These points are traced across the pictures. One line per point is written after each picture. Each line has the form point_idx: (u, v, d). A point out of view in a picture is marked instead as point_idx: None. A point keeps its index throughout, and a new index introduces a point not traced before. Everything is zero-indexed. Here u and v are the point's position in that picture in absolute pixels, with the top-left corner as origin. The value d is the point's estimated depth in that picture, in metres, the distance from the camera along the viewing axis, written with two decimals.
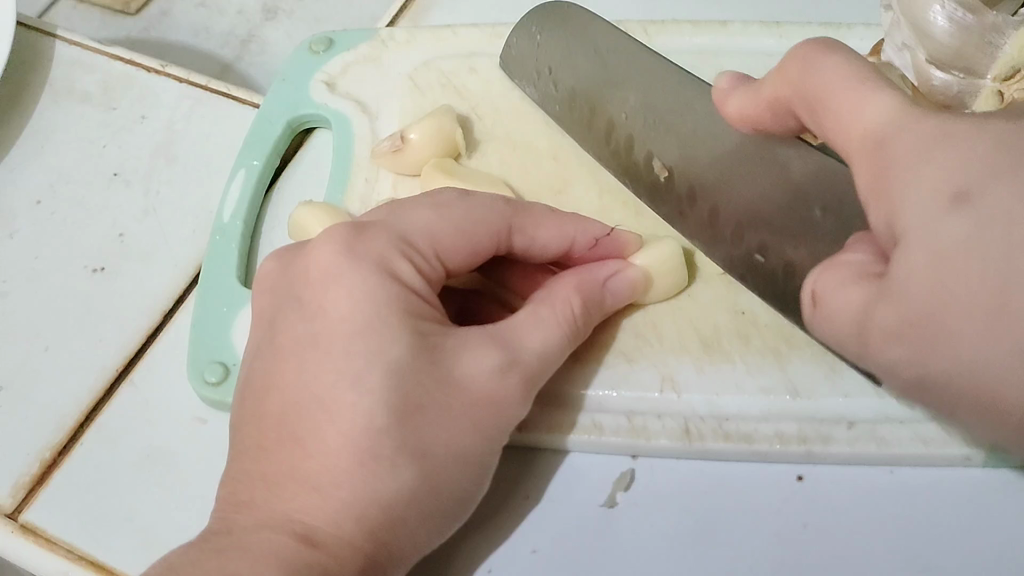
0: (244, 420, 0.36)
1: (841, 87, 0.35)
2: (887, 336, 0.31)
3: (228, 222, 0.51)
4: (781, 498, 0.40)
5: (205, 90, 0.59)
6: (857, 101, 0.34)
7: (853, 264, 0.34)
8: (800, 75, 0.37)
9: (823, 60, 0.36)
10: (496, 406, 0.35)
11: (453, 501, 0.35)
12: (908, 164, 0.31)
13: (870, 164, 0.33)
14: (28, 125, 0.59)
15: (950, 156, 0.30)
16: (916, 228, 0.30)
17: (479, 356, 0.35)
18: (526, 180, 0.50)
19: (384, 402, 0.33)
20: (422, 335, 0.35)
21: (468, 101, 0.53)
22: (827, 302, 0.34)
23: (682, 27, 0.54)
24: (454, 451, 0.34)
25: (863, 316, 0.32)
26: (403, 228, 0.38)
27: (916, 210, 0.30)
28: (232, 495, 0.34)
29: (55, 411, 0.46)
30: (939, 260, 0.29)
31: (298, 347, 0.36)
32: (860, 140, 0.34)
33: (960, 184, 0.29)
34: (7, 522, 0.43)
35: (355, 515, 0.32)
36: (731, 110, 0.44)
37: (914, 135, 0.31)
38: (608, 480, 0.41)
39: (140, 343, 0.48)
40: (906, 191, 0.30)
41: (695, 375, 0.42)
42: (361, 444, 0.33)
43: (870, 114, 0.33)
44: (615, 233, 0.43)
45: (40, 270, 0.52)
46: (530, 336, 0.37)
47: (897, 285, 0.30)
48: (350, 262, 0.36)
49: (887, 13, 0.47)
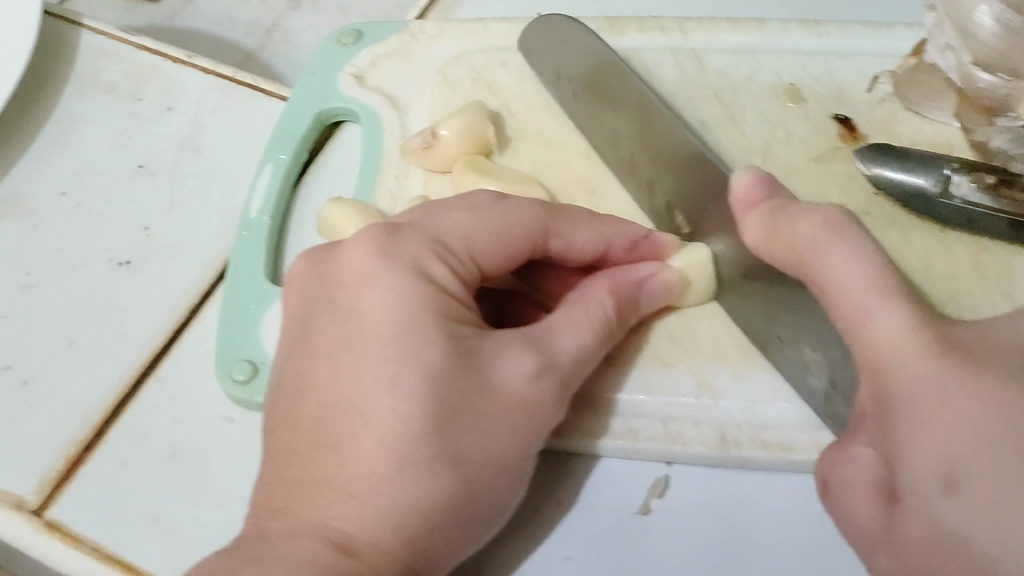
0: (277, 424, 0.35)
1: (862, 285, 0.35)
2: (891, 574, 0.33)
3: (255, 217, 0.50)
4: (820, 509, 0.39)
5: (233, 82, 0.59)
6: (869, 312, 0.34)
7: (858, 462, 0.34)
8: (809, 252, 0.37)
9: (830, 247, 0.36)
10: (532, 411, 0.35)
11: (488, 508, 0.34)
12: (913, 419, 0.31)
13: (876, 388, 0.33)
14: (53, 114, 0.58)
15: (956, 423, 0.30)
16: (917, 497, 0.31)
17: (514, 361, 0.35)
18: (558, 179, 0.49)
19: (420, 407, 0.33)
20: (459, 338, 0.34)
21: (500, 97, 0.53)
22: (839, 493, 0.35)
23: (718, 24, 0.53)
24: (490, 458, 0.34)
25: (878, 543, 0.33)
26: (435, 230, 0.37)
27: (918, 477, 0.31)
28: (267, 501, 0.34)
29: (80, 406, 0.45)
30: (945, 541, 0.30)
31: (332, 348, 0.35)
32: (875, 352, 0.34)
33: (948, 466, 0.30)
34: (31, 519, 0.42)
35: (392, 522, 0.32)
36: (750, 232, 0.40)
37: (919, 374, 0.32)
38: (642, 487, 0.41)
39: (167, 339, 0.48)
40: (913, 441, 0.31)
41: (732, 381, 0.42)
42: (398, 451, 0.32)
43: (885, 327, 0.34)
44: (652, 235, 0.43)
45: (65, 263, 0.51)
46: (566, 340, 0.36)
47: (904, 528, 0.32)
48: (385, 262, 0.36)
49: (931, 13, 0.46)
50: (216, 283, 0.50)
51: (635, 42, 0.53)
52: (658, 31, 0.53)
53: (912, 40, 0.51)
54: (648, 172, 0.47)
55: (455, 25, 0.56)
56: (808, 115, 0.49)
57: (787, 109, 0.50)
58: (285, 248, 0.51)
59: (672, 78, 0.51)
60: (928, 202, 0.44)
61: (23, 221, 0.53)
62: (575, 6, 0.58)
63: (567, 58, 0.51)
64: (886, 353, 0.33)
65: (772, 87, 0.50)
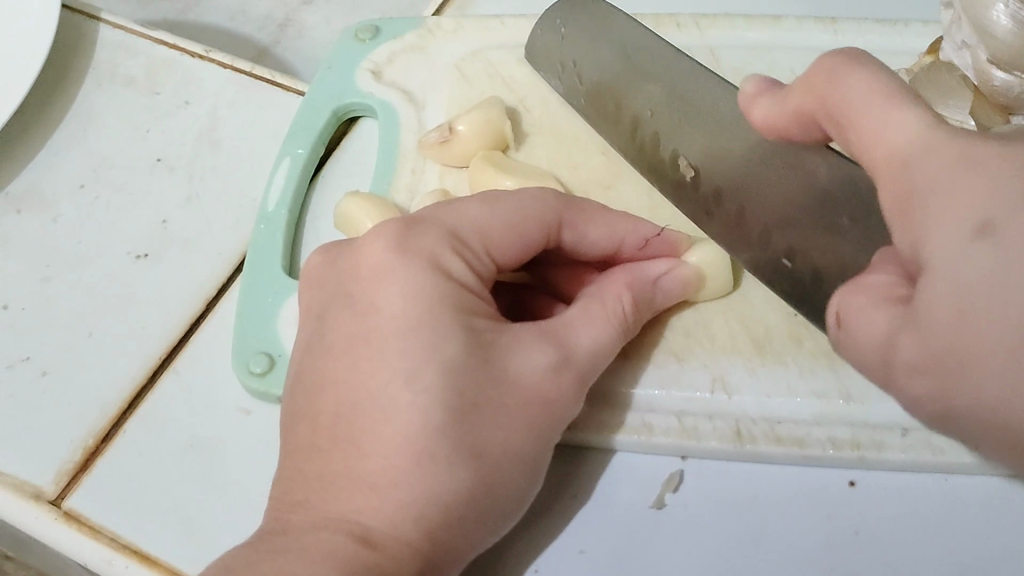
0: (296, 418, 0.36)
1: (869, 104, 0.33)
2: (913, 369, 0.30)
3: (272, 211, 0.50)
4: (834, 504, 0.40)
5: (249, 76, 0.59)
6: (876, 118, 0.32)
7: (876, 285, 0.33)
8: (823, 86, 0.35)
9: (847, 76, 0.34)
10: (549, 405, 0.35)
11: (506, 502, 0.35)
12: (930, 191, 0.30)
13: (893, 188, 0.32)
14: (71, 107, 0.58)
15: (977, 181, 0.29)
16: (940, 258, 0.29)
17: (531, 354, 0.35)
18: (574, 174, 0.49)
19: (439, 402, 0.33)
20: (477, 334, 0.35)
21: (516, 93, 0.53)
22: (850, 323, 0.33)
23: (735, 21, 0.53)
24: (509, 453, 0.34)
25: (888, 348, 0.31)
26: (453, 223, 0.38)
27: (942, 240, 0.29)
28: (287, 495, 0.34)
29: (98, 398, 0.46)
30: (968, 293, 0.28)
31: (350, 343, 0.35)
32: (881, 162, 0.32)
33: (982, 211, 0.28)
34: (50, 508, 0.42)
35: (413, 516, 0.32)
36: (757, 116, 0.41)
37: (940, 157, 0.30)
38: (657, 480, 0.41)
39: (184, 332, 0.48)
40: (932, 212, 0.30)
41: (746, 376, 0.42)
42: (417, 445, 0.33)
43: (896, 132, 0.32)
44: (664, 232, 0.43)
45: (84, 255, 0.51)
46: (582, 334, 0.37)
47: (920, 305, 0.30)
48: (403, 257, 0.36)
49: (948, 11, 0.46)
50: (233, 277, 0.50)
51: None
52: (674, 26, 0.53)
53: (927, 38, 0.51)
54: (658, 125, 0.49)
55: (472, 23, 0.56)
56: None
57: None
58: (302, 242, 0.51)
59: None
60: None
61: (42, 213, 0.53)
62: None
63: (579, 35, 0.53)
64: (901, 148, 0.32)
65: (787, 83, 0.51)
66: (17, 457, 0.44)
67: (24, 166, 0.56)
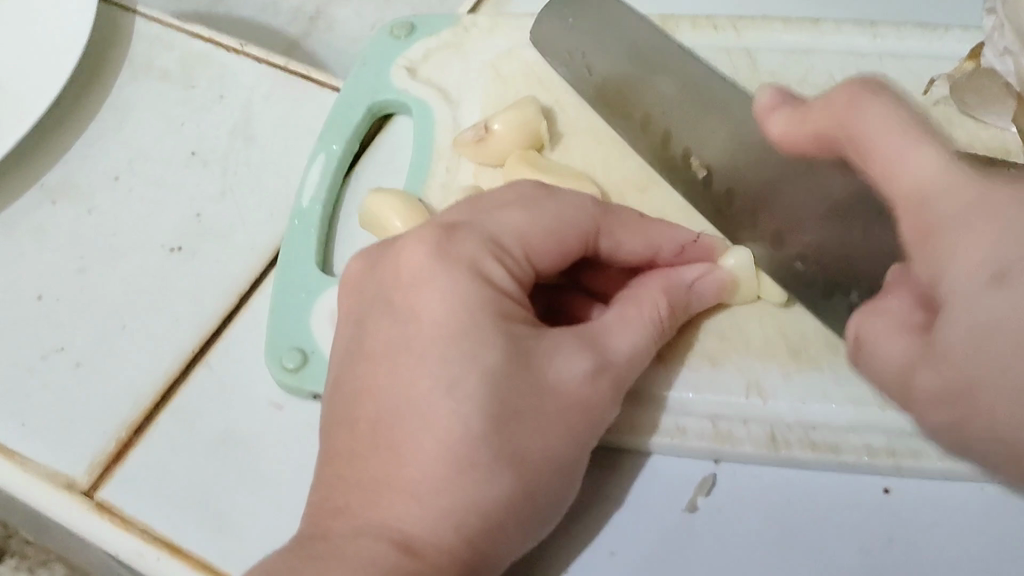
0: (336, 421, 0.36)
1: (889, 134, 0.34)
2: (931, 401, 0.31)
3: (306, 207, 0.50)
4: (868, 512, 0.39)
5: (284, 71, 0.59)
6: (899, 154, 0.33)
7: (892, 311, 0.34)
8: (844, 113, 0.36)
9: (866, 104, 0.35)
10: (589, 411, 0.35)
11: (544, 506, 0.35)
12: (951, 230, 0.30)
13: (915, 218, 0.32)
14: (106, 100, 0.59)
15: (988, 227, 0.30)
16: (960, 298, 0.29)
17: (572, 359, 0.35)
18: (608, 176, 0.49)
19: (481, 409, 0.33)
20: (517, 339, 0.35)
21: (551, 93, 0.53)
22: (867, 347, 0.34)
23: (773, 23, 0.53)
24: (549, 458, 0.34)
25: (904, 379, 0.32)
26: (491, 228, 0.38)
27: (957, 280, 0.30)
28: (327, 501, 0.34)
29: (132, 389, 0.46)
30: (983, 337, 0.28)
31: (389, 347, 0.35)
32: (908, 194, 0.33)
33: (1004, 257, 0.29)
34: (83, 499, 0.43)
35: (453, 523, 0.32)
36: (772, 130, 0.42)
37: (951, 200, 0.31)
38: (689, 484, 0.41)
39: (218, 325, 0.48)
40: (951, 254, 0.30)
41: (781, 382, 0.42)
42: (458, 452, 0.33)
43: (917, 166, 0.33)
44: (701, 238, 0.43)
45: (118, 247, 0.52)
46: (621, 340, 0.37)
47: (942, 344, 0.30)
48: (442, 263, 0.36)
49: (991, 17, 0.46)
50: (266, 272, 0.51)
51: (689, 40, 0.53)
52: (711, 27, 0.53)
53: (968, 43, 0.51)
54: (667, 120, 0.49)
55: (508, 21, 0.56)
56: None
57: None
58: (335, 238, 0.51)
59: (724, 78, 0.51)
60: None
61: (76, 205, 0.54)
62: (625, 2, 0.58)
63: (586, 27, 0.53)
64: (917, 183, 0.33)
65: (824, 88, 0.50)
66: (51, 447, 0.44)
67: (59, 158, 0.56)
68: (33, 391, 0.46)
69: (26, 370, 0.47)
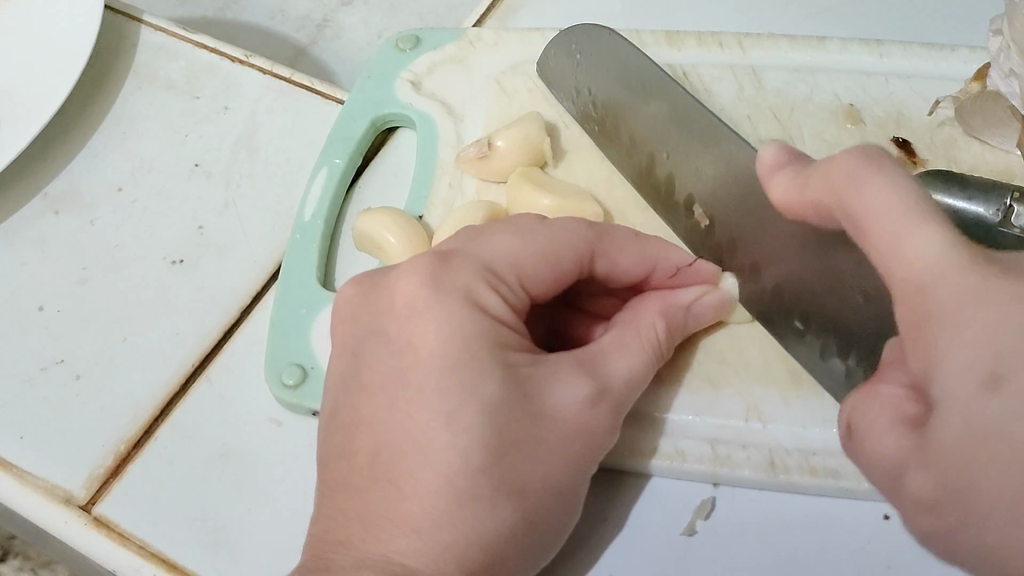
0: (337, 451, 0.36)
1: (892, 217, 0.30)
2: (923, 501, 0.29)
3: (308, 220, 0.50)
4: (867, 538, 0.39)
5: (289, 82, 0.59)
6: (897, 236, 0.30)
7: (882, 397, 0.32)
8: (844, 188, 0.32)
9: (870, 178, 0.31)
10: (588, 436, 0.35)
11: (543, 531, 0.35)
12: (947, 321, 0.28)
13: (911, 311, 0.29)
14: (110, 109, 0.59)
15: (979, 325, 0.27)
16: (949, 400, 0.28)
17: (570, 386, 0.35)
18: (611, 194, 0.49)
19: (480, 441, 0.33)
20: (513, 367, 0.35)
21: (556, 108, 0.53)
22: (860, 434, 0.32)
23: (778, 42, 0.52)
24: (549, 484, 0.34)
25: (895, 475, 0.30)
26: (487, 257, 0.37)
27: (950, 383, 0.28)
28: (327, 533, 0.34)
29: (130, 404, 0.46)
30: (977, 444, 0.27)
31: (386, 379, 0.35)
32: (911, 287, 0.29)
33: (990, 363, 0.27)
34: (80, 513, 0.42)
35: (456, 556, 0.32)
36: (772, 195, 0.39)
37: (959, 284, 0.28)
38: (687, 507, 0.41)
39: (218, 339, 0.48)
40: (944, 352, 0.28)
41: (781, 406, 0.42)
42: (458, 485, 0.33)
43: (919, 255, 0.29)
44: (696, 263, 0.43)
45: (120, 259, 0.52)
46: (618, 362, 0.36)
47: (942, 445, 0.28)
48: (436, 293, 0.36)
49: (996, 39, 0.46)
50: (268, 286, 0.50)
51: (693, 57, 0.53)
52: (718, 44, 0.53)
53: (974, 63, 0.51)
54: (688, 185, 0.47)
55: (513, 33, 0.56)
56: (866, 138, 0.49)
57: (846, 130, 0.49)
58: (336, 252, 0.51)
59: (730, 96, 0.51)
60: (988, 232, 0.43)
61: (79, 215, 0.54)
62: (631, 16, 0.58)
63: (595, 64, 0.51)
64: (915, 273, 0.29)
65: (831, 107, 0.50)
66: (50, 460, 0.44)
67: (63, 167, 0.56)
68: (31, 404, 0.46)
69: (26, 381, 0.47)
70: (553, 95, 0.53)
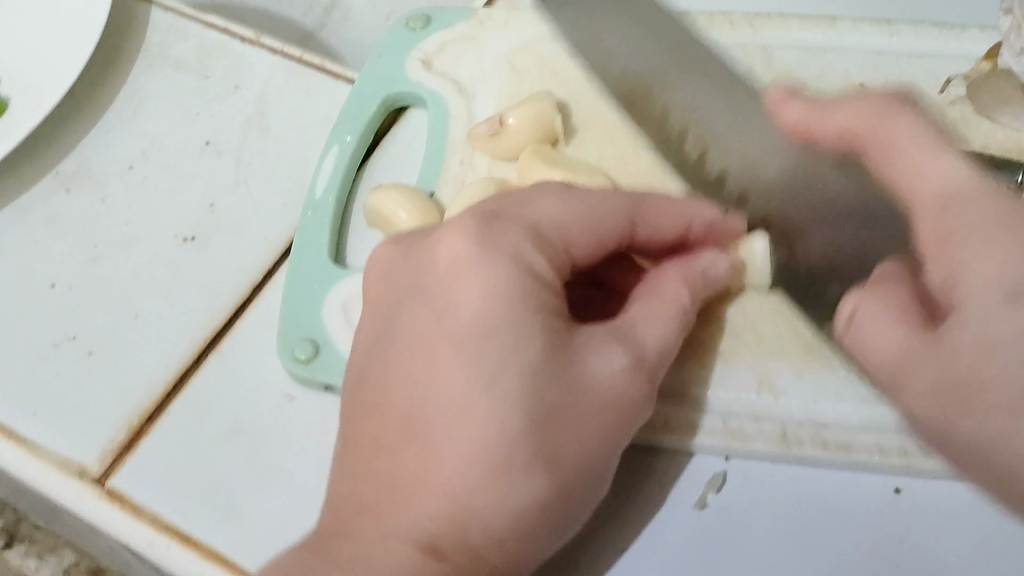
0: (365, 412, 0.36)
1: (915, 148, 0.36)
2: (923, 395, 0.35)
3: (320, 198, 0.50)
4: (878, 512, 0.39)
5: (300, 62, 0.59)
6: (925, 161, 0.36)
7: (886, 297, 0.37)
8: (865, 128, 0.38)
9: (895, 119, 0.37)
10: (622, 407, 0.35)
11: (572, 507, 0.35)
12: (967, 237, 0.34)
13: (936, 222, 0.35)
14: (121, 88, 0.59)
15: (1004, 251, 0.33)
16: (971, 305, 0.33)
17: (605, 357, 0.35)
18: (623, 171, 0.49)
19: (519, 408, 0.33)
20: (554, 332, 0.35)
21: (567, 86, 0.53)
22: (859, 331, 0.37)
23: (789, 21, 0.53)
24: (582, 458, 0.34)
25: (896, 370, 0.36)
26: (531, 218, 0.38)
27: (971, 287, 0.33)
28: (351, 495, 0.35)
29: (143, 378, 0.46)
30: (990, 347, 0.33)
31: (425, 341, 0.36)
32: (935, 199, 0.35)
33: (1012, 280, 0.33)
34: (93, 486, 0.43)
35: (484, 526, 0.33)
36: (786, 118, 0.42)
37: (983, 209, 0.34)
38: (700, 479, 0.41)
39: (230, 315, 0.48)
40: (965, 258, 0.34)
41: (793, 378, 0.42)
42: (495, 453, 0.33)
43: (939, 175, 0.35)
44: (725, 224, 0.44)
45: (133, 235, 0.52)
46: (650, 332, 0.37)
47: (954, 344, 0.34)
48: (483, 255, 0.36)
49: (1007, 18, 0.46)
50: (278, 264, 0.50)
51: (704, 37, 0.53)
52: (728, 23, 0.53)
53: (984, 43, 0.51)
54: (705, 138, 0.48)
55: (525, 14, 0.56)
56: None
57: None
58: (348, 229, 0.51)
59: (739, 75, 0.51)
60: None
61: (90, 192, 0.54)
62: None
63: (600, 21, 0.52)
64: (938, 187, 0.35)
65: (841, 85, 0.50)
66: (64, 434, 0.44)
67: (74, 145, 0.56)
68: (45, 378, 0.46)
69: (39, 356, 0.47)
70: (563, 74, 0.53)
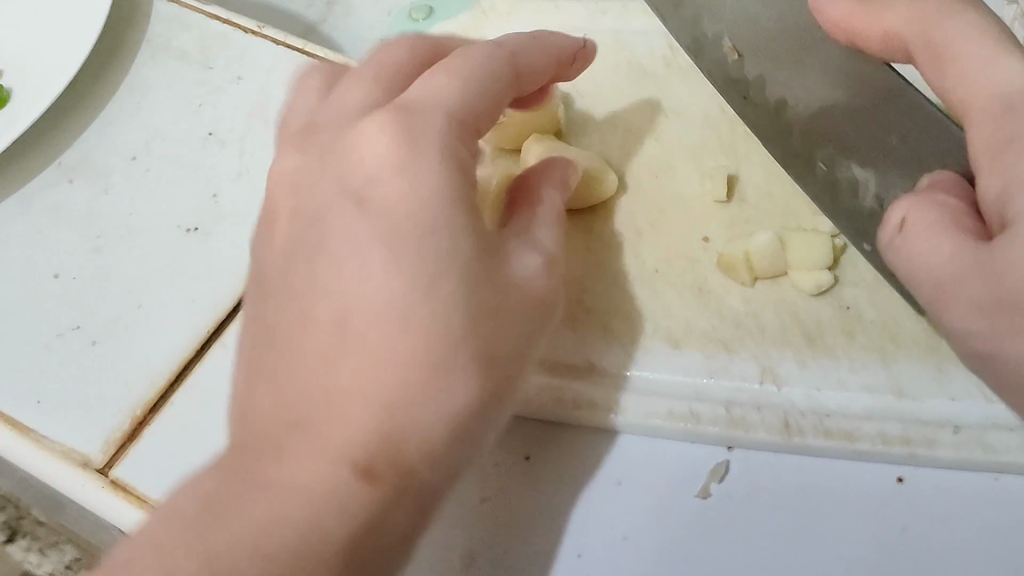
0: (284, 327, 0.34)
1: (970, 42, 0.35)
2: (970, 304, 0.32)
3: None
4: (882, 501, 0.39)
5: (302, 52, 0.59)
6: (984, 66, 0.34)
7: (944, 207, 0.35)
8: (920, 24, 0.36)
9: (951, 17, 0.36)
10: (534, 306, 0.37)
11: (490, 417, 0.35)
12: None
13: (994, 126, 0.33)
14: (124, 81, 0.59)
15: None
16: None
17: (519, 258, 0.37)
18: (627, 162, 0.50)
19: (453, 309, 0.33)
20: (479, 235, 0.35)
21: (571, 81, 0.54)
22: (911, 238, 0.35)
23: None
24: (502, 364, 0.35)
25: (940, 284, 0.33)
26: (443, 105, 0.37)
27: None
28: (273, 413, 0.32)
29: (147, 368, 0.46)
30: None
31: (347, 244, 0.34)
32: (993, 104, 0.34)
33: None
34: (96, 476, 0.42)
35: (423, 439, 0.32)
36: (832, 15, 0.40)
37: None
38: (702, 470, 0.41)
39: (233, 305, 0.48)
40: None
41: (796, 368, 0.42)
42: (432, 358, 0.32)
43: (1000, 78, 0.34)
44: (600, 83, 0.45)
45: (136, 226, 0.52)
46: (544, 230, 0.39)
47: (1006, 251, 0.31)
48: (406, 149, 0.35)
49: None
50: None
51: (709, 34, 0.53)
52: None
53: None
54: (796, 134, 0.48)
55: (526, 6, 0.58)
56: None
57: None
58: None
59: None
60: None
61: (94, 184, 0.54)
62: None
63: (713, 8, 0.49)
64: (1001, 91, 0.33)
65: None
66: (67, 425, 0.44)
67: (77, 137, 0.56)
68: (48, 369, 0.46)
69: (42, 347, 0.47)
70: None
